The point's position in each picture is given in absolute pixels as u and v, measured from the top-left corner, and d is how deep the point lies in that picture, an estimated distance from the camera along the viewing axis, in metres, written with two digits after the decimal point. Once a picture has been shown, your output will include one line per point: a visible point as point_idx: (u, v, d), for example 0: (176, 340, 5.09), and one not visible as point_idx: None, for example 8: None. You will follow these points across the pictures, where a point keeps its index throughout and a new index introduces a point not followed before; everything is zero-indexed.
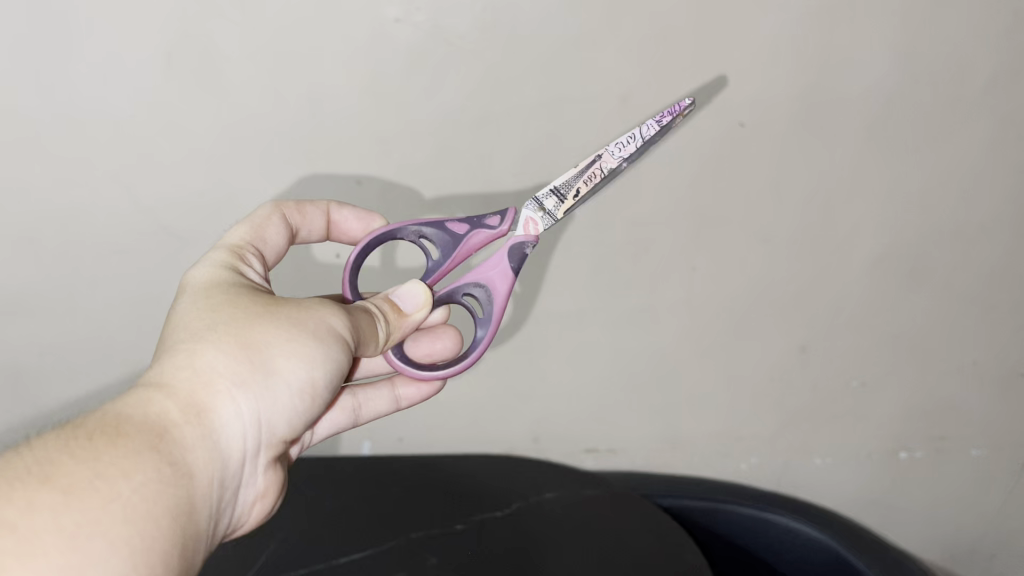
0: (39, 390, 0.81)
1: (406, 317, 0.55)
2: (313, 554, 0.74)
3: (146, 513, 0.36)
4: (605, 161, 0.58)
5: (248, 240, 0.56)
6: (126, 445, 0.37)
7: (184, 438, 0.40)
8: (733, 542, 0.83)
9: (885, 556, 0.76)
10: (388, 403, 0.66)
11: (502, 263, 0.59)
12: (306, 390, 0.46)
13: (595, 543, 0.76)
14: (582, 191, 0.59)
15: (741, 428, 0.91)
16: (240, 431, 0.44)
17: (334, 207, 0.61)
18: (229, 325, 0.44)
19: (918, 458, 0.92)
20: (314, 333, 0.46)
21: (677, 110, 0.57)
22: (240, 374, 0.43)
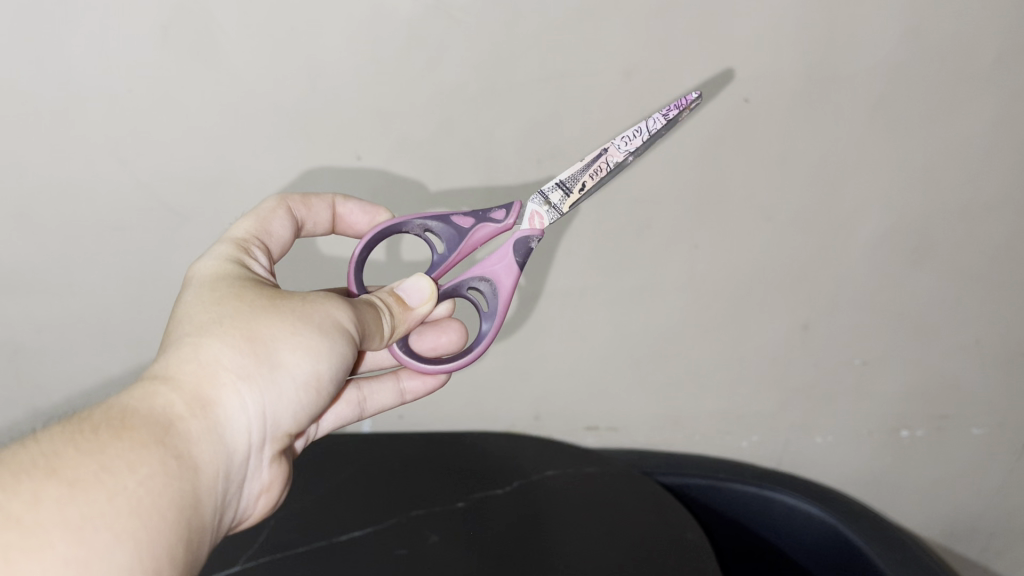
0: (39, 367, 0.81)
1: (411, 311, 0.55)
2: (314, 531, 0.74)
3: (152, 506, 0.36)
4: (611, 155, 0.57)
5: (253, 233, 0.55)
6: (132, 438, 0.37)
7: (188, 431, 0.40)
8: (733, 519, 0.83)
9: (885, 534, 0.76)
10: (394, 397, 0.66)
11: (507, 257, 0.59)
12: (311, 384, 0.46)
13: (596, 521, 0.76)
14: (587, 184, 0.58)
15: (742, 406, 0.91)
16: (246, 425, 0.44)
17: (339, 200, 0.61)
18: (235, 318, 0.44)
19: (919, 437, 0.92)
20: (320, 327, 0.46)
21: (683, 104, 0.56)
22: (245, 368, 0.43)
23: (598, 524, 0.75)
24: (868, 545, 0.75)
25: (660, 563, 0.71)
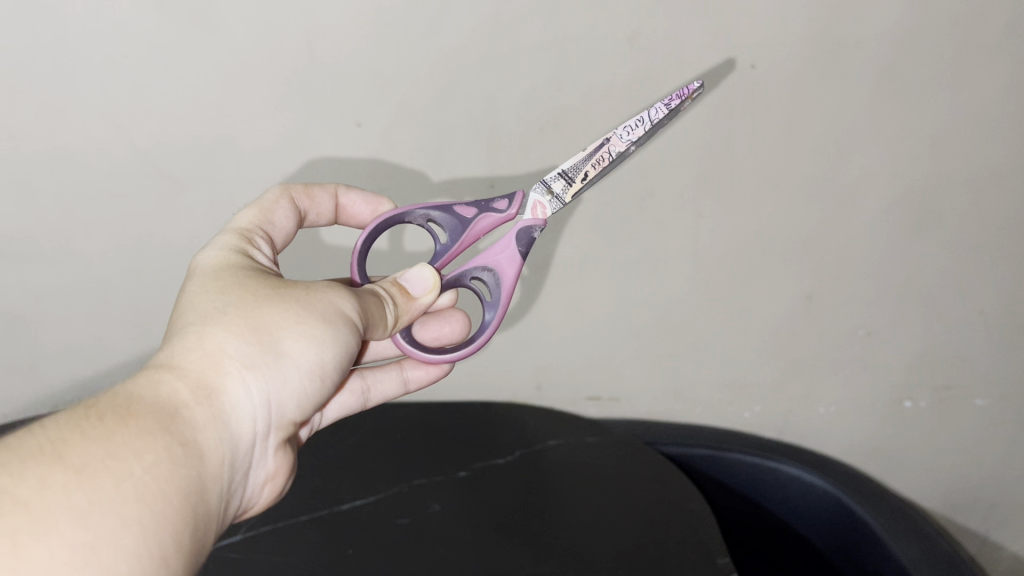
0: (38, 335, 0.80)
1: (414, 301, 0.54)
2: (315, 500, 0.74)
3: (158, 492, 0.35)
4: (613, 145, 0.57)
5: (256, 223, 0.55)
6: (138, 424, 0.37)
7: (194, 419, 0.40)
8: (734, 489, 0.84)
9: (888, 504, 0.76)
10: (397, 386, 0.66)
11: (510, 247, 0.58)
12: (314, 372, 0.46)
13: (598, 491, 0.76)
14: (590, 174, 0.57)
15: (744, 376, 0.90)
16: (251, 413, 0.43)
17: (341, 191, 0.60)
18: (239, 307, 0.44)
19: (922, 408, 0.92)
20: (323, 316, 0.46)
21: (686, 94, 0.55)
22: (250, 357, 0.43)
23: (600, 494, 0.75)
24: (871, 515, 0.75)
25: (663, 534, 0.71)
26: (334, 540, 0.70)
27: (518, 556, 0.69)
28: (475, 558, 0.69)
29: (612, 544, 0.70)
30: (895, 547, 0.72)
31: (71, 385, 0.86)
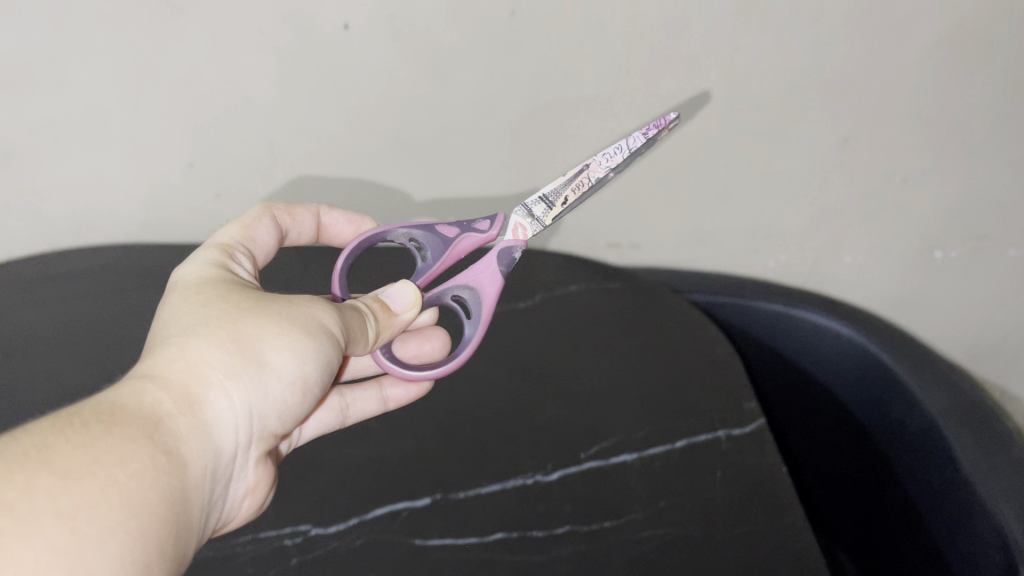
0: (34, 169, 0.76)
1: (395, 317, 0.52)
2: None
3: (143, 501, 0.33)
4: (592, 171, 0.58)
5: (238, 240, 0.54)
6: (122, 432, 0.34)
7: (178, 430, 0.37)
8: (757, 338, 0.82)
9: (914, 350, 0.75)
10: (377, 405, 0.62)
11: (491, 266, 0.57)
12: (297, 383, 0.44)
13: (621, 334, 0.74)
14: (570, 199, 0.58)
15: (771, 224, 0.87)
16: (233, 425, 0.41)
17: (323, 210, 0.63)
18: (220, 319, 0.42)
19: (953, 258, 0.89)
20: (308, 328, 0.44)
21: (663, 123, 0.57)
22: (231, 367, 0.40)
23: (624, 338, 0.74)
24: (897, 364, 0.74)
25: (688, 379, 0.69)
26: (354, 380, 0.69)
27: (541, 398, 0.68)
28: (496, 401, 0.68)
29: (637, 393, 0.68)
30: (924, 396, 0.71)
31: (75, 223, 0.83)
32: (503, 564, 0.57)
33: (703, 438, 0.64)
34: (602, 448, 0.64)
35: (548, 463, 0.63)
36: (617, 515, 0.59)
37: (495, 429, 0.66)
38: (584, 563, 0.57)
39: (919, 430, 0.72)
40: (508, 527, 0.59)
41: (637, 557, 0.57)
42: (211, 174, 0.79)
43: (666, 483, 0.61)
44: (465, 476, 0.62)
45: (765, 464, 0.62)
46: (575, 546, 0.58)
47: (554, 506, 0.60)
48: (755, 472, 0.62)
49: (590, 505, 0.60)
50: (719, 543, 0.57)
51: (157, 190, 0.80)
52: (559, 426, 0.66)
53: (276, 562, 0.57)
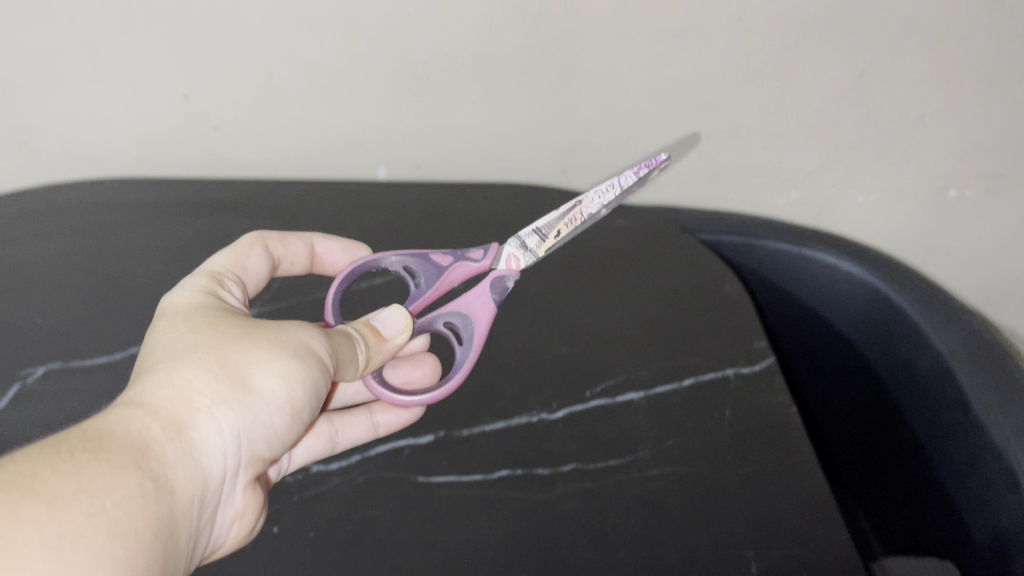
0: (25, 100, 0.74)
1: (385, 342, 0.53)
2: None
3: (128, 527, 0.35)
4: (587, 207, 0.66)
5: (229, 268, 0.56)
6: (109, 459, 0.36)
7: (165, 454, 0.39)
8: (767, 279, 0.81)
9: (928, 290, 0.73)
10: (366, 432, 0.59)
11: (485, 295, 0.60)
12: (284, 407, 0.46)
13: (628, 271, 0.72)
14: (562, 232, 0.66)
15: (782, 162, 0.85)
16: (221, 448, 0.43)
17: (317, 240, 0.63)
18: (208, 344, 0.44)
19: (967, 198, 0.87)
20: (293, 353, 0.46)
21: (653, 164, 0.68)
22: (219, 392, 0.43)
23: (631, 275, 0.72)
24: (910, 305, 0.72)
25: (696, 317, 0.68)
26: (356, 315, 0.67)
27: (545, 336, 0.67)
28: (499, 338, 0.67)
29: (645, 332, 0.67)
30: (936, 337, 0.70)
31: (70, 157, 0.81)
32: (506, 502, 0.56)
33: (711, 377, 0.63)
34: (609, 386, 0.63)
35: (554, 401, 0.62)
36: (623, 454, 0.58)
37: (499, 367, 0.64)
38: (588, 502, 0.56)
39: (931, 371, 0.70)
40: (512, 465, 0.58)
41: (643, 496, 0.56)
42: (208, 107, 0.77)
43: (673, 422, 0.60)
44: (468, 414, 0.61)
45: (775, 403, 0.61)
46: (580, 485, 0.57)
47: (559, 445, 0.59)
48: (764, 412, 0.60)
49: (596, 444, 0.59)
50: (726, 481, 0.56)
51: (152, 124, 0.78)
52: (564, 363, 0.65)
53: (277, 498, 0.56)
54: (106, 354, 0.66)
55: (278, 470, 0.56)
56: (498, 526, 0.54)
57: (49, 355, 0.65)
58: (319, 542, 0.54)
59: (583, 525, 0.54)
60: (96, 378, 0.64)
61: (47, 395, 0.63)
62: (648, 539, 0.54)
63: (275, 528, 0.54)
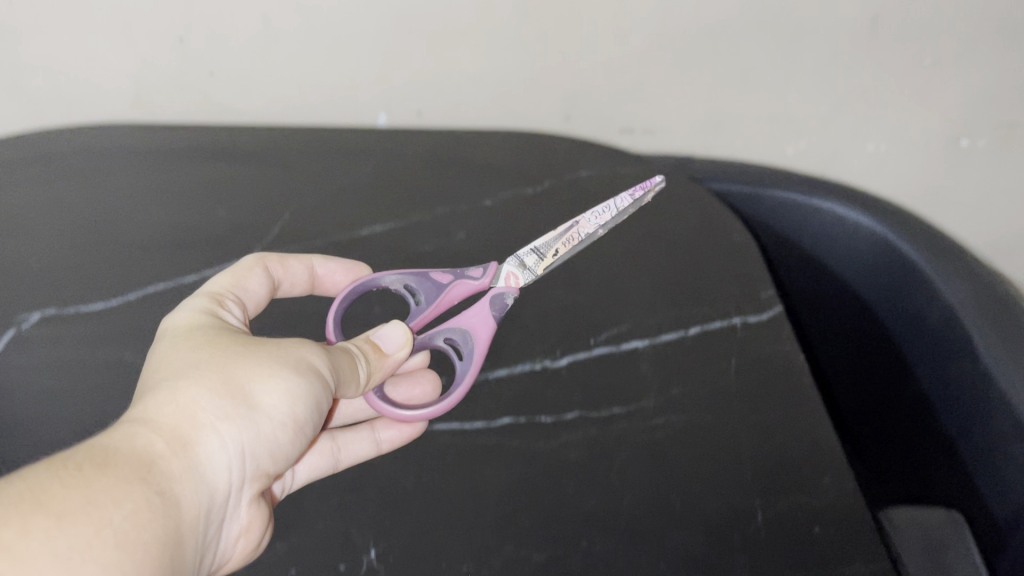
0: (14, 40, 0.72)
1: (387, 358, 0.52)
2: (331, 223, 0.70)
3: (135, 541, 0.34)
4: (585, 226, 0.68)
5: (230, 287, 0.54)
6: (115, 474, 0.36)
7: (170, 470, 0.38)
8: (776, 231, 0.79)
9: (937, 239, 0.71)
10: (369, 448, 0.53)
11: (484, 310, 0.60)
12: (289, 422, 0.45)
13: (634, 220, 0.71)
14: (560, 251, 0.66)
15: (791, 110, 0.83)
16: (227, 464, 0.42)
17: (318, 261, 0.60)
18: (210, 362, 0.43)
19: (979, 147, 0.86)
20: (295, 368, 0.45)
21: (646, 186, 0.72)
22: (222, 407, 0.42)
23: (637, 224, 0.71)
24: (918, 255, 0.71)
25: (703, 266, 0.67)
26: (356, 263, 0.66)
27: (550, 284, 0.66)
28: None
29: (651, 280, 0.66)
30: (945, 287, 0.68)
31: (61, 101, 0.79)
32: (510, 448, 0.54)
33: (717, 326, 0.62)
34: (612, 335, 0.62)
35: (557, 350, 0.61)
36: (628, 402, 0.57)
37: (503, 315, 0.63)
38: (593, 448, 0.54)
39: (940, 321, 0.69)
40: (515, 412, 0.57)
41: (648, 443, 0.55)
42: (202, 50, 0.75)
43: (679, 372, 0.59)
44: None
45: (782, 352, 0.60)
46: (585, 432, 0.55)
47: (563, 393, 0.58)
48: (772, 361, 0.59)
49: (601, 391, 0.58)
50: (734, 431, 0.55)
51: (144, 68, 0.76)
52: (568, 312, 0.63)
53: None
54: (98, 300, 0.64)
55: (281, 487, 0.52)
56: (503, 471, 0.53)
57: (43, 301, 0.64)
58: (319, 489, 0.52)
59: (587, 471, 0.53)
60: (91, 325, 0.63)
61: (41, 342, 0.62)
62: (654, 487, 0.52)
63: None
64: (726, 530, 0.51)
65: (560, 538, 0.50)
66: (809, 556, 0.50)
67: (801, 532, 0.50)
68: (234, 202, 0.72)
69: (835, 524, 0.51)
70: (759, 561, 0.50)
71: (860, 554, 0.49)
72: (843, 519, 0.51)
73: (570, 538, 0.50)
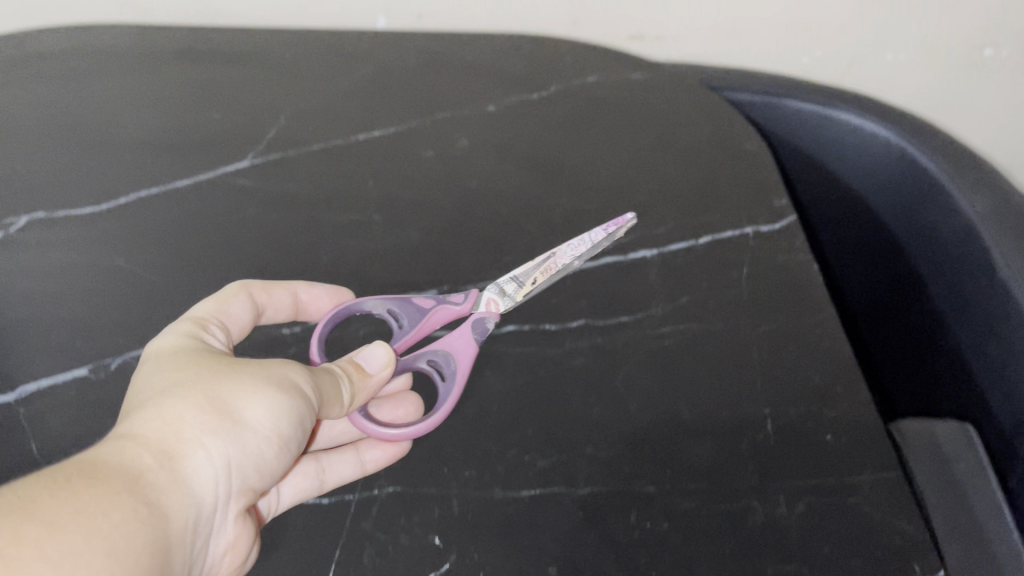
0: None
1: (369, 378, 0.47)
2: (328, 127, 0.68)
3: (125, 552, 0.32)
4: (556, 258, 0.57)
5: (208, 313, 0.48)
6: (103, 483, 0.34)
7: (155, 484, 0.36)
8: (794, 144, 0.77)
9: (956, 150, 0.68)
10: (353, 469, 0.47)
11: (467, 334, 0.52)
12: (275, 437, 0.41)
13: (646, 129, 0.68)
14: (538, 281, 0.56)
15: (808, 16, 0.80)
16: (213, 480, 0.39)
17: (303, 287, 0.53)
18: (194, 378, 0.40)
19: (1003, 57, 0.82)
20: (279, 384, 0.42)
21: (621, 221, 0.60)
22: (205, 420, 0.39)
23: (647, 134, 0.68)
24: (937, 166, 0.68)
25: (715, 176, 0.64)
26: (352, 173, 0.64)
27: (556, 195, 0.64)
28: (508, 195, 0.64)
29: (661, 187, 0.64)
30: (962, 199, 0.65)
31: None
32: (513, 355, 0.53)
33: (729, 235, 0.60)
34: (620, 244, 0.60)
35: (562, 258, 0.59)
36: (635, 311, 0.55)
37: (507, 225, 0.62)
38: (599, 357, 0.53)
39: (956, 236, 0.67)
40: (519, 321, 0.55)
41: (654, 352, 0.53)
42: None
43: (688, 281, 0.57)
44: (474, 270, 0.59)
45: (795, 263, 0.58)
46: (590, 340, 0.54)
47: (569, 302, 0.56)
48: (785, 271, 0.57)
49: (608, 300, 0.56)
50: (745, 341, 0.53)
51: None
52: (575, 223, 0.62)
53: (274, 352, 0.54)
54: (89, 205, 0.62)
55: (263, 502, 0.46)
56: (504, 379, 0.51)
57: (30, 205, 0.62)
58: None
59: (591, 380, 0.51)
60: (81, 229, 0.61)
61: (29, 245, 0.60)
62: (659, 394, 0.50)
63: None
64: (735, 433, 0.49)
65: (562, 445, 0.48)
66: (821, 461, 0.47)
67: (812, 439, 0.48)
68: (228, 107, 0.69)
69: (848, 433, 0.48)
70: (767, 467, 0.47)
71: (872, 462, 0.47)
72: (859, 426, 0.48)
73: (573, 445, 0.48)
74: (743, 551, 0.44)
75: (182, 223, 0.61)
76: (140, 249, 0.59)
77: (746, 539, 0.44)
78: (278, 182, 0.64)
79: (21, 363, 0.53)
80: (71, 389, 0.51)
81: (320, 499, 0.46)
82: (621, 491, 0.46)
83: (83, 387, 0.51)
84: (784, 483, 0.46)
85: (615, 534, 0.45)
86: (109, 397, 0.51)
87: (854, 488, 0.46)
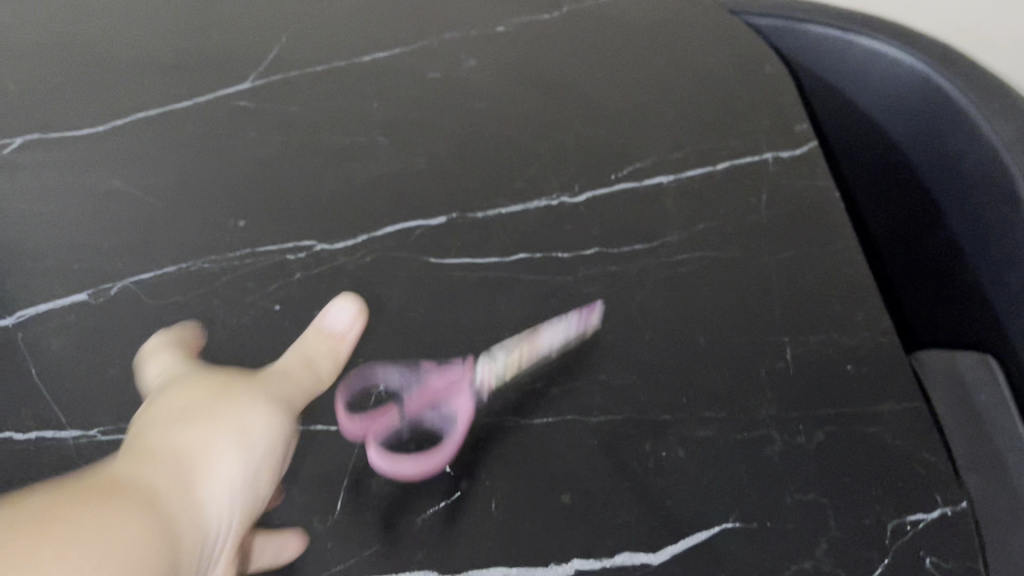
0: None
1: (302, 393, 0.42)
2: (333, 49, 0.67)
3: (153, 562, 0.27)
4: (535, 339, 0.48)
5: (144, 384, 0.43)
6: (121, 497, 0.28)
7: (168, 506, 0.30)
8: (814, 72, 0.74)
9: (977, 71, 0.66)
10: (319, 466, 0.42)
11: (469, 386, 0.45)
12: (270, 462, 0.37)
13: (660, 57, 0.66)
14: (512, 366, 0.47)
15: None
16: (220, 507, 0.33)
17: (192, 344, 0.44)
18: (192, 405, 0.36)
19: None
20: (273, 404, 0.38)
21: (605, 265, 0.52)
22: (209, 441, 0.34)
23: (660, 58, 0.66)
24: (960, 93, 0.65)
25: (731, 101, 0.63)
26: (363, 90, 0.64)
27: (568, 119, 0.62)
28: (518, 118, 0.62)
29: (676, 111, 0.62)
30: (984, 124, 0.63)
31: None
32: (525, 283, 0.51)
33: (747, 161, 0.58)
34: (636, 170, 0.58)
35: (575, 185, 0.57)
36: (652, 239, 0.54)
37: (516, 149, 0.60)
38: (614, 286, 0.51)
39: (976, 167, 0.64)
40: (530, 249, 0.53)
41: (669, 281, 0.51)
42: None
43: (705, 207, 0.55)
44: (483, 196, 0.57)
45: (816, 189, 0.56)
46: (605, 269, 0.52)
47: (582, 230, 0.54)
48: (805, 198, 0.56)
49: (623, 227, 0.54)
50: (765, 270, 0.52)
51: None
52: (586, 146, 0.60)
53: (279, 274, 0.52)
54: (87, 126, 0.61)
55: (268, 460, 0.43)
56: (516, 307, 0.50)
57: (26, 127, 0.61)
58: None
59: (605, 309, 0.50)
60: (79, 153, 0.59)
61: (26, 168, 0.58)
62: (675, 323, 0.49)
63: (277, 307, 0.50)
64: (754, 363, 0.47)
65: (576, 374, 0.47)
66: (842, 392, 0.45)
67: (833, 369, 0.46)
68: (230, 29, 0.69)
69: (870, 363, 0.47)
70: (787, 397, 0.45)
71: (894, 392, 0.45)
72: (881, 356, 0.47)
73: (587, 374, 0.47)
74: (759, 482, 0.42)
75: (183, 151, 0.60)
76: (141, 174, 0.58)
77: (764, 468, 0.42)
78: (278, 103, 0.63)
79: (17, 285, 0.51)
80: (70, 311, 0.49)
81: (330, 426, 0.44)
82: (636, 419, 0.44)
83: (82, 310, 0.49)
84: (804, 413, 0.45)
85: (630, 462, 0.43)
86: (107, 318, 0.49)
87: (877, 419, 0.44)
